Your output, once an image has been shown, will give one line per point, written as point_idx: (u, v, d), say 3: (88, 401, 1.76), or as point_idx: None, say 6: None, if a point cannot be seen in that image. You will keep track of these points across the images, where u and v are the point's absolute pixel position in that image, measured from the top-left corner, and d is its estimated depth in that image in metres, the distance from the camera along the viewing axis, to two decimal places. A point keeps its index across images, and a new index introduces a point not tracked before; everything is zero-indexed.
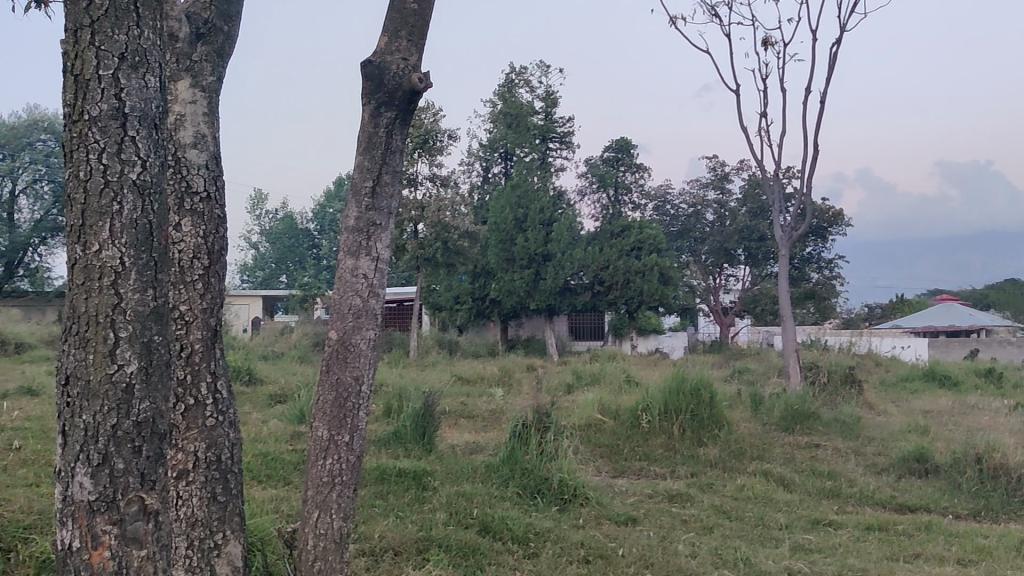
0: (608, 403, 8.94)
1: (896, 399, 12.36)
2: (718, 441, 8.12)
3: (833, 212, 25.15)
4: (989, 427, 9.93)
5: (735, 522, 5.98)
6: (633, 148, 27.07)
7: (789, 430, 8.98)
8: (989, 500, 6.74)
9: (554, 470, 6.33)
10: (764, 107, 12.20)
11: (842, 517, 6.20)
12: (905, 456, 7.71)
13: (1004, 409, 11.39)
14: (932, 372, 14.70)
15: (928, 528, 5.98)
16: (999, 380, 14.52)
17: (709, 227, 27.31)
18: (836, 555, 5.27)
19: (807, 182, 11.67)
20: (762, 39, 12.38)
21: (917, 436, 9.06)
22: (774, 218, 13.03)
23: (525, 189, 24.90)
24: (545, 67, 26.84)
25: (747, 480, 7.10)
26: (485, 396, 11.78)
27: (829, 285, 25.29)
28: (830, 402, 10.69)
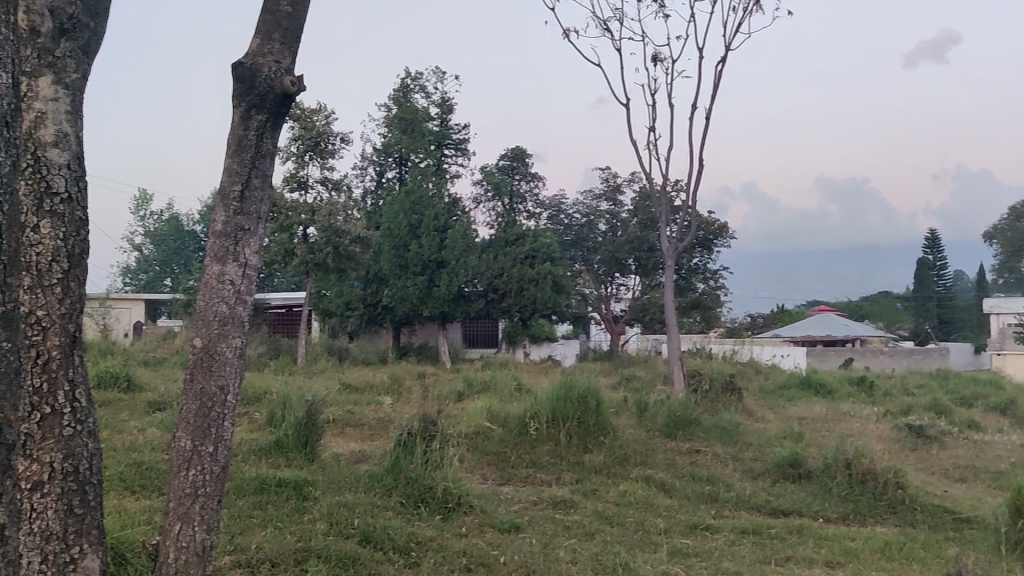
0: (496, 411, 8.98)
1: (774, 406, 12.77)
2: (603, 447, 8.25)
3: (718, 225, 25.83)
4: (860, 433, 10.36)
5: (616, 527, 6.08)
6: (528, 157, 27.29)
7: (671, 436, 9.19)
8: (857, 504, 7.03)
9: (438, 479, 6.30)
10: (652, 122, 12.56)
11: (718, 521, 6.37)
12: (779, 462, 7.98)
13: (873, 417, 11.90)
14: (807, 380, 15.23)
15: (799, 531, 6.20)
16: (870, 388, 15.17)
17: (601, 237, 27.73)
18: (712, 558, 5.41)
19: (693, 195, 11.96)
20: (651, 56, 12.76)
21: (792, 442, 9.37)
22: (662, 230, 13.29)
23: (420, 195, 24.77)
24: (440, 73, 26.85)
25: (629, 485, 7.23)
26: (373, 404, 11.65)
27: (714, 295, 26.03)
28: (711, 409, 10.96)
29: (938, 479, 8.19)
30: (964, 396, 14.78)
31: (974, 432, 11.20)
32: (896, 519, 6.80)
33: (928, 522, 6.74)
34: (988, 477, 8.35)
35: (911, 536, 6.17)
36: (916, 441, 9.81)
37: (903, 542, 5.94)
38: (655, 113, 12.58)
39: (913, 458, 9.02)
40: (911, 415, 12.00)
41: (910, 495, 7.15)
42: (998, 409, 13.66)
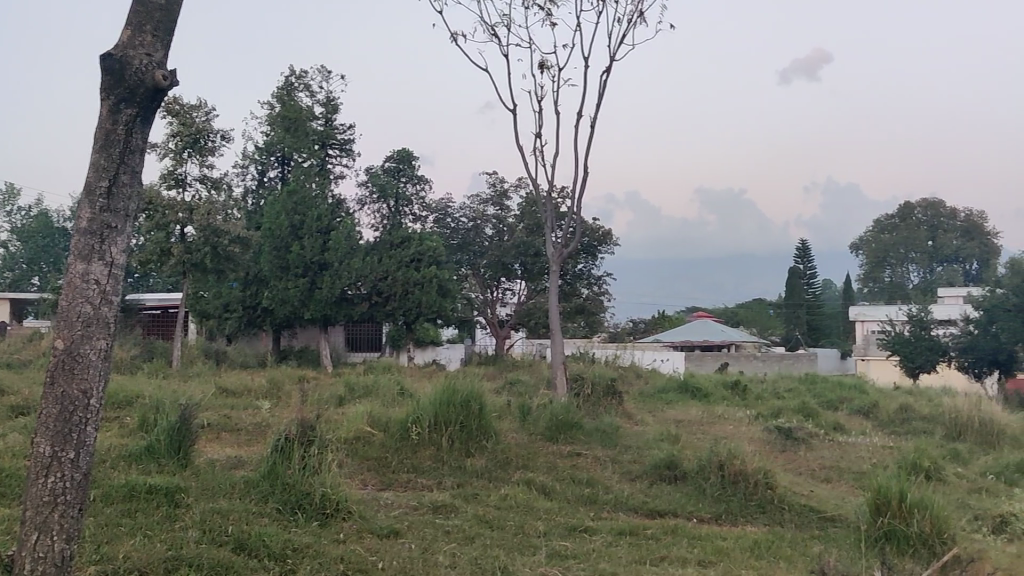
0: (377, 416, 8.90)
1: (653, 410, 13.05)
2: (485, 451, 8.27)
3: (603, 231, 26.22)
4: (733, 436, 10.68)
5: (496, 531, 6.11)
6: (414, 159, 27.14)
7: (553, 439, 9.29)
8: (730, 503, 7.25)
9: (316, 485, 6.20)
10: (539, 128, 12.66)
11: (596, 523, 6.47)
12: (657, 464, 8.17)
13: (746, 420, 12.31)
14: (685, 384, 15.63)
15: (674, 532, 6.35)
16: (743, 391, 15.68)
17: (488, 242, 27.79)
18: (590, 560, 5.50)
19: (578, 202, 12.12)
20: (538, 63, 12.86)
21: (669, 444, 9.60)
22: (546, 235, 13.39)
23: (303, 195, 24.33)
24: (325, 72, 26.47)
25: (510, 489, 7.27)
26: (251, 409, 11.37)
27: (598, 300, 26.45)
28: (592, 413, 11.13)
29: (805, 479, 8.54)
30: (830, 399, 15.43)
31: (838, 434, 11.71)
32: (765, 518, 7.05)
33: (795, 521, 7.01)
34: (851, 476, 8.75)
35: (780, 535, 6.40)
36: (785, 443, 10.19)
37: (771, 541, 6.16)
38: (541, 119, 12.69)
39: (782, 460, 9.37)
40: (781, 418, 12.46)
41: (778, 495, 7.43)
42: (861, 412, 14.32)
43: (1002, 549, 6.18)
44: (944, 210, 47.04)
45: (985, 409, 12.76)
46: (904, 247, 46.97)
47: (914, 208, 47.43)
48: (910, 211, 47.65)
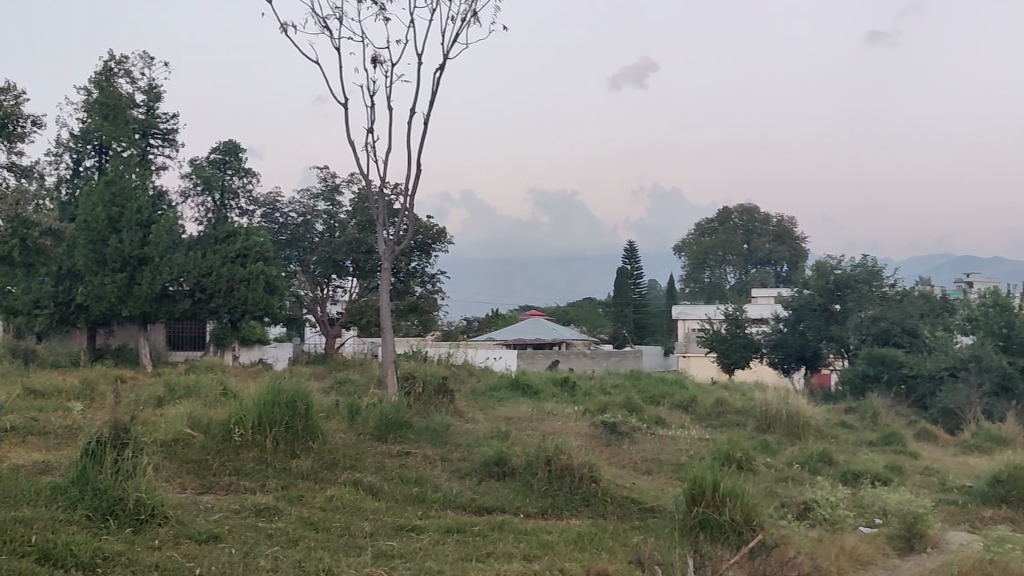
0: (198, 417, 8.56)
1: (484, 407, 13.13)
2: (311, 453, 8.09)
3: (436, 230, 26.20)
4: (561, 432, 10.90)
5: (321, 533, 5.98)
6: (241, 152, 26.24)
7: (382, 439, 9.19)
8: (555, 498, 7.39)
9: (129, 490, 5.88)
10: (371, 124, 12.47)
11: (424, 522, 6.45)
12: (486, 461, 8.23)
13: (573, 416, 12.60)
14: (516, 381, 15.84)
15: (500, 528, 6.41)
16: (571, 388, 16.04)
17: (318, 238, 27.21)
18: (416, 559, 5.48)
19: (411, 199, 12.04)
20: (370, 57, 12.66)
21: (498, 441, 9.70)
22: (378, 231, 13.21)
23: (121, 187, 23.20)
24: (147, 59, 25.32)
25: (336, 490, 7.14)
26: (60, 412, 10.68)
27: (431, 299, 26.43)
28: (423, 411, 11.09)
29: (628, 471, 8.82)
30: (653, 394, 16.01)
31: (660, 428, 12.16)
32: (589, 511, 7.23)
33: (617, 513, 7.24)
34: (670, 469, 9.10)
35: (603, 527, 6.57)
36: (609, 438, 10.50)
37: (594, 533, 6.32)
38: (373, 114, 12.46)
39: (606, 453, 9.65)
40: (606, 413, 12.83)
41: (602, 489, 7.63)
42: (682, 407, 14.94)
43: (804, 534, 6.58)
44: (759, 215, 49.69)
45: (792, 402, 13.56)
46: (722, 249, 49.31)
47: (732, 213, 50.12)
48: (728, 215, 50.38)
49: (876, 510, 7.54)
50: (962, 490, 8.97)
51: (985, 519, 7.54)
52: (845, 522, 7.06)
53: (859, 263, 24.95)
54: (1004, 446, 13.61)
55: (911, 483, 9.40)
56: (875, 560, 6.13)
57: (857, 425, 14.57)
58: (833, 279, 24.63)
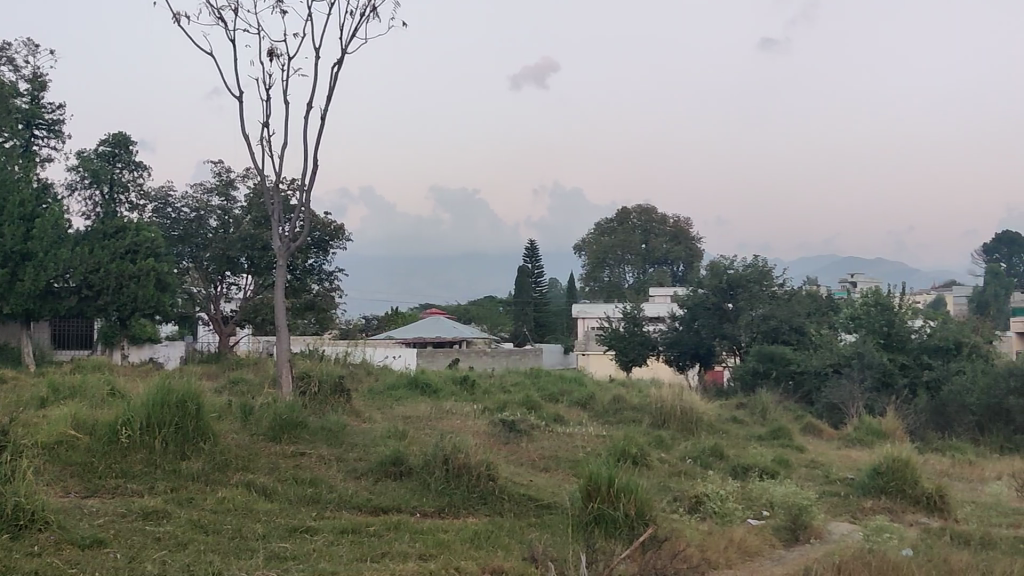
0: (83, 418, 8.26)
1: (382, 406, 13.03)
2: (202, 454, 7.90)
3: (334, 227, 25.84)
4: (459, 430, 10.90)
5: (211, 536, 5.84)
6: (132, 144, 25.40)
7: (276, 439, 9.02)
8: (452, 497, 7.37)
9: (8, 494, 5.63)
10: (267, 118, 12.20)
11: (319, 523, 6.36)
12: (382, 461, 8.16)
13: (472, 414, 12.60)
14: (414, 380, 15.77)
15: (396, 528, 6.37)
16: (471, 387, 16.06)
17: (212, 234, 26.53)
18: (309, 561, 5.39)
19: (307, 195, 11.83)
20: (266, 50, 12.38)
21: (395, 441, 9.63)
22: (273, 228, 12.94)
23: (3, 179, 22.15)
24: (32, 46, 24.25)
25: (227, 492, 6.98)
26: None
27: (328, 296, 26.08)
28: (319, 411, 10.94)
29: (525, 469, 8.87)
30: (552, 392, 16.12)
31: (557, 426, 12.26)
32: (486, 509, 7.25)
33: (514, 510, 7.27)
34: (567, 466, 9.19)
35: (498, 524, 6.60)
36: (508, 436, 10.54)
37: (490, 531, 6.33)
38: (268, 107, 12.19)
39: (505, 451, 9.69)
40: (505, 411, 12.87)
41: (499, 486, 7.66)
42: (579, 404, 15.10)
43: (695, 527, 6.74)
44: (656, 215, 50.63)
45: (686, 399, 13.85)
46: (620, 248, 50.01)
47: (631, 213, 50.87)
48: (627, 215, 51.11)
49: (764, 503, 7.77)
50: (844, 482, 9.32)
51: (865, 510, 7.85)
52: (734, 515, 7.25)
53: (751, 264, 25.69)
54: (884, 438, 14.22)
55: (796, 476, 9.72)
56: (762, 551, 6.32)
57: (747, 420, 15.00)
58: (726, 278, 25.24)
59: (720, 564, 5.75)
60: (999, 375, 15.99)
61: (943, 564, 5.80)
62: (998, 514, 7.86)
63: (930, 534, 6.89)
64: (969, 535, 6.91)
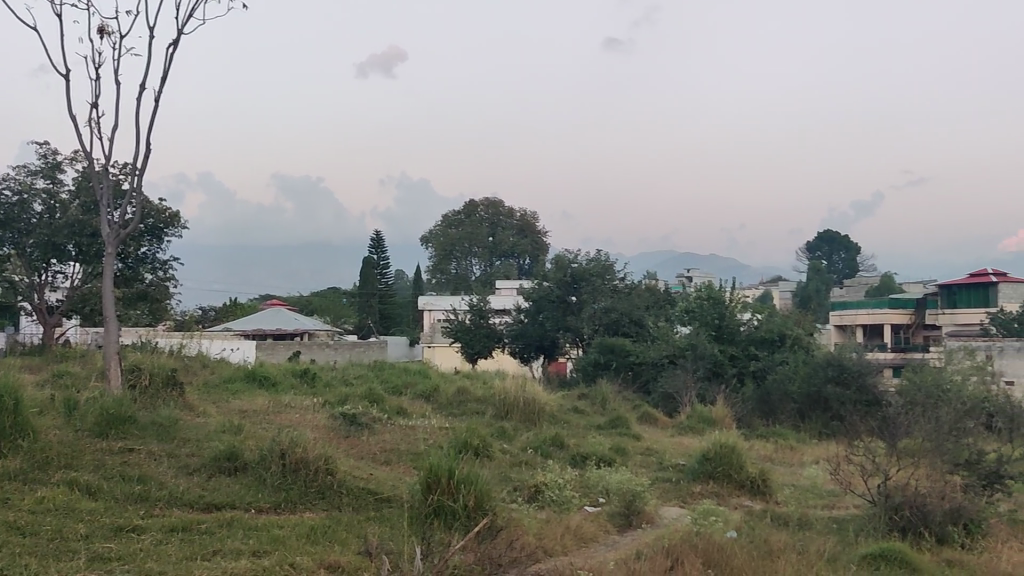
0: None
1: (216, 401, 12.61)
2: (19, 451, 7.44)
3: (169, 214, 24.81)
4: (298, 424, 10.71)
5: (27, 538, 5.53)
6: None
7: (102, 435, 8.58)
8: (289, 492, 7.23)
9: None
10: (96, 98, 11.56)
11: (146, 521, 6.11)
12: (216, 456, 7.93)
13: (312, 408, 12.39)
14: (252, 372, 15.37)
15: (228, 524, 6.20)
16: (310, 380, 15.79)
17: (36, 219, 24.92)
18: (135, 561, 5.18)
19: (138, 180, 11.27)
20: (97, 27, 11.73)
21: (229, 436, 9.34)
22: (101, 213, 12.24)
23: None
24: None
25: (47, 491, 6.59)
26: None
27: (162, 287, 25.03)
28: (149, 406, 10.52)
29: (365, 462, 8.79)
30: (395, 385, 16.02)
31: (399, 418, 12.20)
32: (324, 504, 7.14)
33: (352, 504, 7.20)
34: (408, 458, 9.17)
35: (336, 519, 6.51)
36: (348, 430, 10.42)
37: (327, 526, 6.25)
38: (97, 86, 11.53)
39: (344, 445, 9.56)
40: (347, 404, 12.71)
41: (337, 480, 7.56)
42: (423, 396, 15.09)
43: (533, 515, 6.85)
44: (503, 209, 51.25)
45: (528, 389, 14.07)
46: (468, 242, 50.09)
47: (478, 206, 51.18)
48: (474, 208, 51.33)
49: (599, 490, 7.98)
50: (676, 468, 9.71)
51: (695, 494, 8.19)
52: (571, 502, 7.42)
53: (593, 258, 26.26)
54: (714, 426, 14.88)
55: (631, 464, 10.04)
56: (597, 537, 6.50)
57: (587, 410, 15.37)
58: (570, 272, 25.83)
59: (555, 552, 5.87)
60: (818, 365, 17.00)
61: (764, 545, 6.12)
62: (814, 495, 8.36)
63: (753, 516, 7.27)
64: (788, 516, 7.32)
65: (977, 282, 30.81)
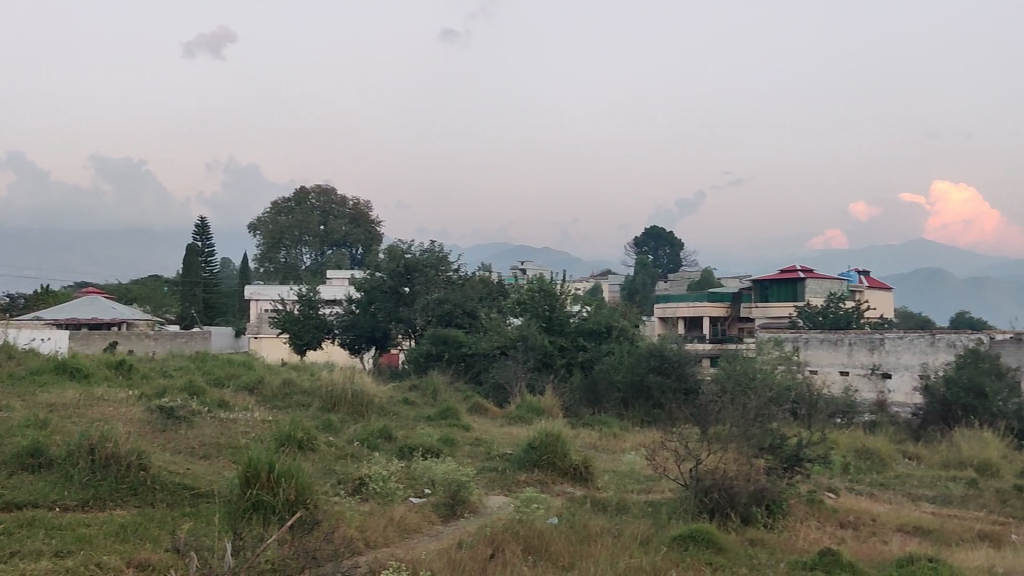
0: None
1: (20, 394, 11.86)
2: None
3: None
4: (111, 417, 10.22)
5: None
6: None
7: None
8: (98, 489, 6.90)
9: None
10: None
11: None
12: (18, 453, 7.48)
13: (127, 400, 11.85)
14: (61, 364, 14.53)
15: (30, 524, 5.86)
16: (126, 372, 15.09)
17: None
18: None
19: None
20: None
21: (33, 431, 8.80)
22: None
23: None
24: None
25: None
26: None
27: None
28: None
29: (182, 457, 8.50)
30: (217, 377, 15.55)
31: (220, 411, 11.83)
32: (135, 500, 6.86)
33: (167, 501, 6.94)
34: (228, 452, 8.92)
35: (147, 516, 6.26)
36: (165, 424, 10.04)
37: (138, 523, 6.01)
38: None
39: (160, 439, 9.21)
40: (165, 397, 12.22)
41: (151, 476, 7.27)
42: (247, 388, 14.70)
43: (356, 507, 6.82)
44: (335, 197, 50.62)
45: (357, 381, 13.96)
46: (298, 230, 49.01)
47: (309, 194, 50.27)
48: (305, 195, 50.30)
49: (425, 481, 8.01)
50: (503, 458, 9.87)
51: (519, 482, 8.36)
52: (395, 494, 7.41)
53: (426, 249, 26.26)
54: (542, 415, 15.20)
55: (458, 454, 10.15)
56: (421, 528, 6.54)
57: (417, 401, 15.40)
58: (404, 262, 25.51)
59: (377, 543, 5.88)
60: (641, 356, 17.66)
61: (582, 529, 6.31)
62: (633, 481, 8.71)
63: (574, 502, 7.50)
64: (606, 501, 7.58)
65: (787, 277, 32.63)
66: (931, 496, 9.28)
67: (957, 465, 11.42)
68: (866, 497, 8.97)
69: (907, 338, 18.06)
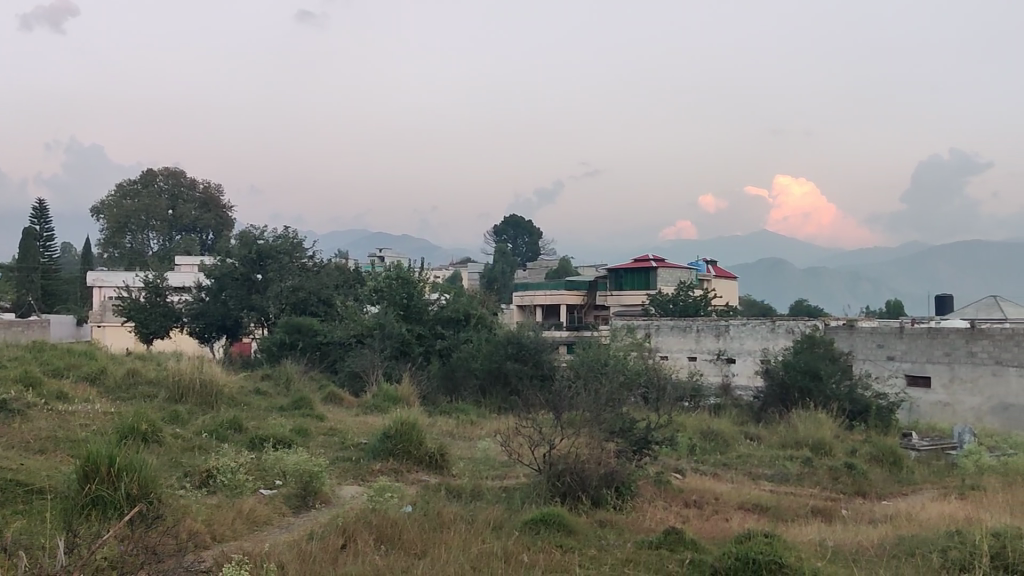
0: None
1: None
2: None
3: None
4: None
5: None
6: None
7: None
8: None
9: None
10: None
11: None
12: None
13: None
14: None
15: None
16: None
17: None
18: None
19: None
20: None
21: None
22: None
23: None
24: None
25: None
26: None
27: None
28: None
29: (15, 452, 8.05)
30: (57, 367, 14.80)
31: (57, 404, 11.28)
32: None
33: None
34: (66, 447, 8.51)
35: None
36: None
37: None
38: None
39: None
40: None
41: None
42: (88, 378, 14.05)
43: (203, 501, 6.64)
44: (184, 180, 48.92)
45: (205, 371, 13.56)
46: (144, 215, 47.05)
47: (157, 176, 48.36)
48: (152, 178, 48.30)
49: (276, 473, 7.87)
50: (356, 447, 9.80)
51: (373, 472, 8.32)
52: (245, 486, 7.26)
53: (280, 236, 25.69)
54: (398, 403, 15.18)
55: (309, 444, 10.01)
56: (270, 520, 6.42)
57: (270, 391, 15.08)
58: (256, 248, 24.84)
59: (224, 537, 5.75)
60: (499, 343, 17.85)
61: (436, 516, 6.34)
62: (486, 467, 8.81)
63: (428, 490, 7.52)
64: (461, 488, 7.64)
65: (640, 267, 33.57)
66: (770, 474, 9.77)
67: (795, 445, 12.07)
68: (710, 476, 9.38)
69: (750, 325, 18.88)
